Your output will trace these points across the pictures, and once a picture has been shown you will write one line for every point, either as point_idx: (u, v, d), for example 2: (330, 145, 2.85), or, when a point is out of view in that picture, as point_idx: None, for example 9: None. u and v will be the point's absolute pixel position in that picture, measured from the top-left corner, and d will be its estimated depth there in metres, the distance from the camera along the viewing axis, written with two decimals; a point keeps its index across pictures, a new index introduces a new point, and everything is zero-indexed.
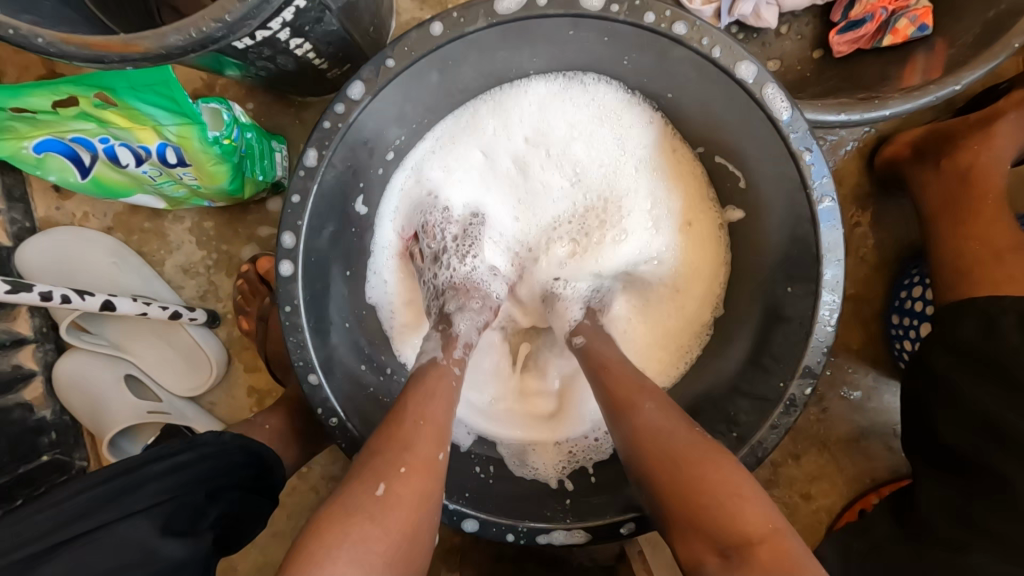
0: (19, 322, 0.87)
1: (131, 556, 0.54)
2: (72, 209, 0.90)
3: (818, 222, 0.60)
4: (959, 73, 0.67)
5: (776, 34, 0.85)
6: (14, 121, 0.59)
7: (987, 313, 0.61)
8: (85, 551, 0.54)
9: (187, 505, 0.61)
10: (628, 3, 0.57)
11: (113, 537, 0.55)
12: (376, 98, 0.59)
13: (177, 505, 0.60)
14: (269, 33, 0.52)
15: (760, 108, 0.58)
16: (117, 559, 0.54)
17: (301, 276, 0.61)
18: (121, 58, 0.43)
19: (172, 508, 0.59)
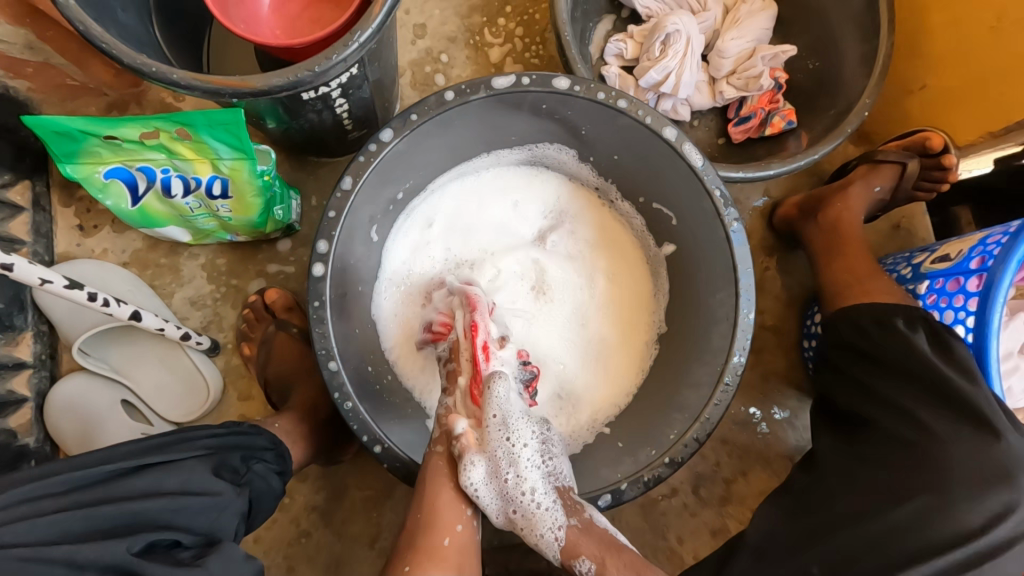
0: (21, 346, 0.91)
1: (189, 487, 0.59)
2: (92, 246, 0.99)
3: (732, 241, 0.80)
4: (816, 147, 0.94)
5: (690, 125, 1.13)
6: (98, 148, 0.72)
7: (852, 314, 0.82)
8: (151, 476, 0.58)
9: (229, 462, 0.66)
10: (587, 85, 0.79)
11: (171, 471, 0.59)
12: (400, 141, 0.76)
13: (219, 459, 0.65)
14: (328, 89, 0.70)
15: (683, 159, 0.80)
16: (174, 489, 0.58)
17: (329, 277, 0.73)
18: (234, 91, 0.59)
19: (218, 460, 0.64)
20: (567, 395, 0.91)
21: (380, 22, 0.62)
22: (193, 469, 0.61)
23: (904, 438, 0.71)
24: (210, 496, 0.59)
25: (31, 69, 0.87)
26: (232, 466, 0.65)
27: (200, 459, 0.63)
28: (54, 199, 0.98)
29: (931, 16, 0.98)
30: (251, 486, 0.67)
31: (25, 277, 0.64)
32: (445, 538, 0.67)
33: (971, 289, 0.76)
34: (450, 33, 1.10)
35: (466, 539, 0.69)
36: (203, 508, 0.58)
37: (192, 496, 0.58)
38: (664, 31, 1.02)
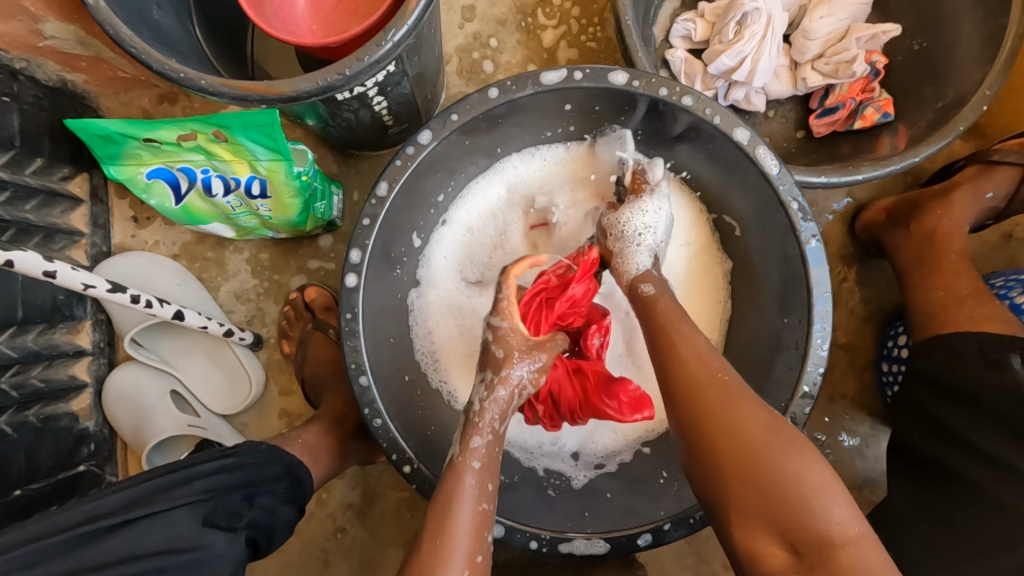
0: (81, 334, 0.95)
1: (176, 543, 0.59)
2: (145, 237, 1.01)
3: (809, 261, 0.70)
4: (919, 147, 0.81)
5: (764, 117, 1.00)
6: (139, 150, 0.71)
7: (951, 344, 0.72)
8: (130, 538, 0.58)
9: (223, 505, 0.65)
10: (647, 80, 0.70)
11: (158, 525, 0.60)
12: (438, 145, 0.71)
13: (218, 501, 0.65)
14: (363, 90, 0.66)
15: (756, 165, 0.70)
16: (166, 541, 0.59)
17: (362, 288, 0.70)
18: (261, 97, 0.55)
19: (214, 505, 0.64)
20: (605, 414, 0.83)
21: (415, 20, 0.57)
22: (178, 524, 0.60)
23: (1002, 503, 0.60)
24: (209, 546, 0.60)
25: (84, 63, 0.86)
26: (227, 511, 0.65)
27: (188, 509, 0.62)
28: (110, 190, 1.00)
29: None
30: (252, 524, 0.68)
31: (69, 283, 0.65)
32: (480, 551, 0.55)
33: None
34: (500, 16, 1.02)
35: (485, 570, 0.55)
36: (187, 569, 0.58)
37: (178, 553, 0.58)
38: (741, 10, 0.90)
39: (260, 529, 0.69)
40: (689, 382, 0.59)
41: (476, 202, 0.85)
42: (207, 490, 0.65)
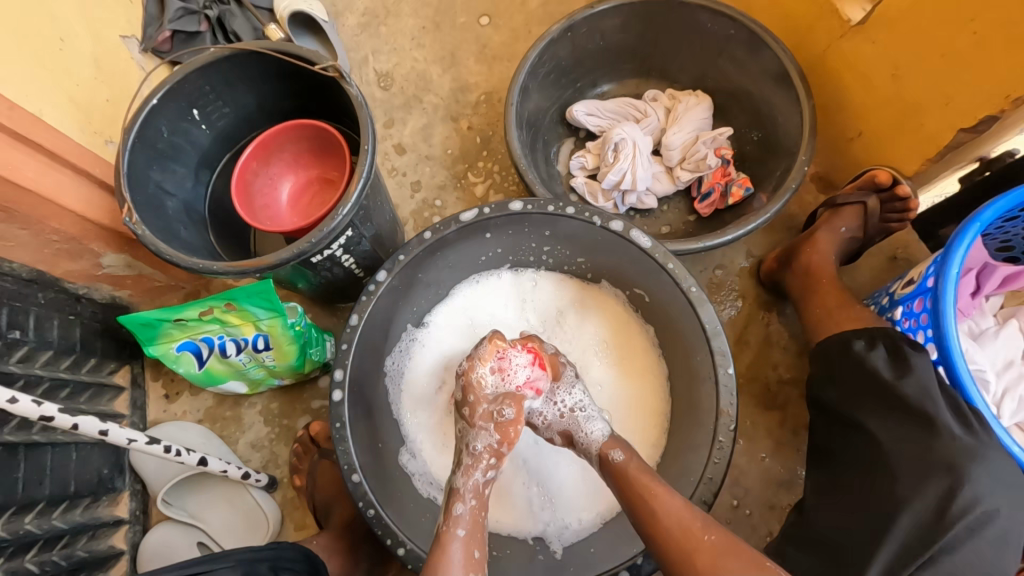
0: (120, 505, 1.08)
1: None
2: (176, 409, 1.19)
3: (696, 304, 0.87)
4: (764, 208, 1.04)
5: (660, 210, 1.25)
6: (171, 329, 0.94)
7: (823, 348, 0.86)
8: None
9: (257, 570, 0.75)
10: (537, 203, 0.94)
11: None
12: (393, 279, 0.93)
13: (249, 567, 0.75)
14: (332, 252, 0.90)
15: (634, 244, 0.91)
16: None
17: (346, 400, 0.86)
18: (255, 268, 0.80)
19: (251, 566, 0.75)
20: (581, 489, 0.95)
21: (357, 196, 0.83)
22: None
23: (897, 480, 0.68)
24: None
25: (130, 280, 1.13)
26: (260, 574, 0.75)
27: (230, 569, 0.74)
28: (147, 376, 1.22)
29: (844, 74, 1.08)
30: None
31: (117, 439, 0.82)
32: None
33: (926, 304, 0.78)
34: (440, 183, 1.33)
35: None
36: None
37: None
38: (612, 141, 1.19)
39: None
40: (669, 532, 0.70)
41: (438, 331, 1.07)
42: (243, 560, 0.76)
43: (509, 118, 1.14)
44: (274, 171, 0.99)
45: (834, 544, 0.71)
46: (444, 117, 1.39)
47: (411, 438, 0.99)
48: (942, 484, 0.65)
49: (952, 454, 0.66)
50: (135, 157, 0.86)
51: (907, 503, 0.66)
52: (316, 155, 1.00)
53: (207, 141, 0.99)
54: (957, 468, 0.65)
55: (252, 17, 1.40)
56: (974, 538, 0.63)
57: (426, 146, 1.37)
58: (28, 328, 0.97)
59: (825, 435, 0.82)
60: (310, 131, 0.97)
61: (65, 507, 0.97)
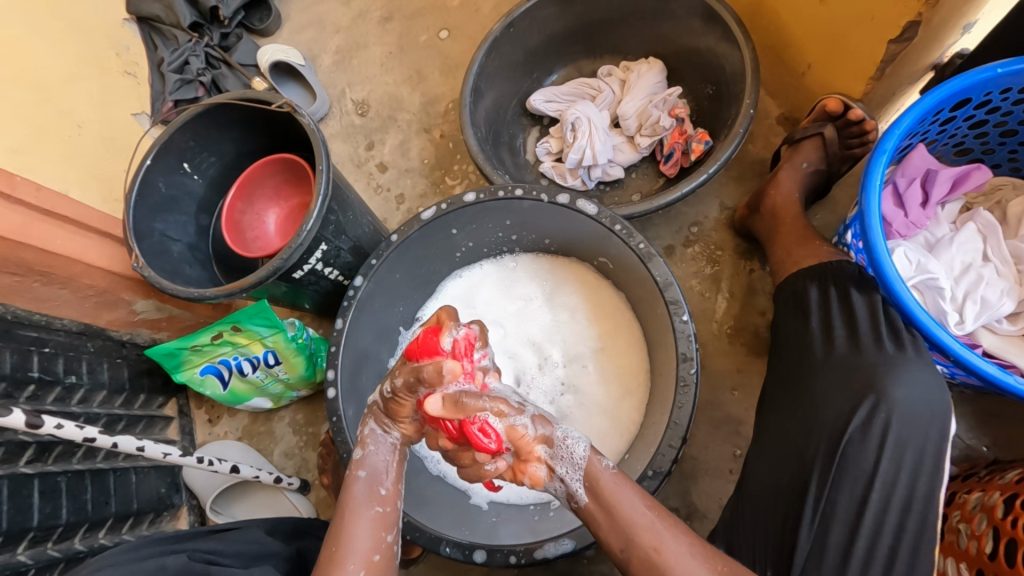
0: (180, 518, 1.22)
1: (249, 537, 0.74)
2: (218, 430, 1.34)
3: (646, 259, 0.90)
4: (718, 155, 1.05)
5: (629, 180, 1.28)
6: (191, 355, 1.07)
7: (779, 291, 0.88)
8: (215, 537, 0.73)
9: (281, 529, 0.80)
10: (489, 191, 1.00)
11: (233, 535, 0.75)
12: (369, 283, 1.01)
13: (275, 526, 0.80)
14: (311, 266, 1.00)
15: (580, 213, 0.96)
16: (239, 539, 0.73)
17: (340, 395, 0.95)
18: (241, 289, 0.92)
19: (273, 523, 0.80)
20: None
21: (317, 210, 0.93)
22: (247, 530, 0.76)
23: (839, 402, 0.72)
24: (264, 553, 0.73)
25: (164, 322, 1.29)
26: (282, 529, 0.80)
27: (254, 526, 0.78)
28: (192, 405, 1.37)
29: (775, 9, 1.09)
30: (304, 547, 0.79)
31: (153, 453, 0.94)
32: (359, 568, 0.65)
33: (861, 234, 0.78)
34: (421, 191, 1.43)
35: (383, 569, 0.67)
36: (253, 553, 0.72)
37: (247, 542, 0.73)
38: (569, 121, 1.24)
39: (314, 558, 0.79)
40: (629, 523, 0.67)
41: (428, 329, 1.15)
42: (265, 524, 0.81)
43: (464, 118, 1.21)
44: (260, 207, 1.12)
45: (767, 480, 0.75)
46: (418, 131, 1.48)
47: None
48: (862, 403, 0.71)
49: (874, 376, 0.71)
50: (138, 212, 1.00)
51: (825, 426, 0.72)
52: (294, 183, 1.12)
53: (202, 190, 1.13)
54: (876, 386, 0.70)
55: (240, 75, 1.56)
56: (881, 449, 0.69)
57: (405, 160, 1.46)
58: (83, 373, 1.14)
59: (769, 373, 0.84)
60: (283, 163, 1.10)
61: (131, 524, 1.12)
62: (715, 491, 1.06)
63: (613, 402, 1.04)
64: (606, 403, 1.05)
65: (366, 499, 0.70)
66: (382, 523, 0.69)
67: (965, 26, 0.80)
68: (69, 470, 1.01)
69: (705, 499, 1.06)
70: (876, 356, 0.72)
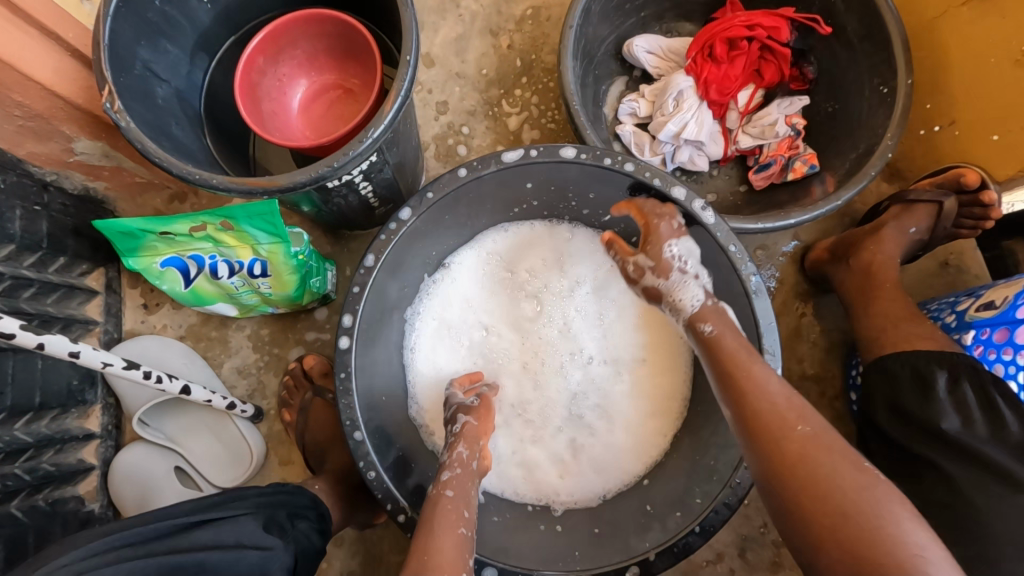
0: (91, 418, 1.00)
1: (246, 539, 0.67)
2: (154, 322, 1.09)
3: (752, 295, 0.78)
4: (840, 192, 0.92)
5: (709, 176, 1.14)
6: (155, 242, 0.82)
7: (885, 366, 0.82)
8: (209, 533, 0.66)
9: (274, 518, 0.73)
10: (593, 152, 0.81)
11: (227, 527, 0.67)
12: (417, 219, 0.81)
13: (267, 515, 0.73)
14: (351, 178, 0.77)
15: (694, 217, 0.80)
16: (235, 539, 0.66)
17: (354, 348, 0.77)
18: (264, 190, 0.68)
19: (266, 515, 0.73)
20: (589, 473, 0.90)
21: (391, 116, 0.70)
22: (243, 523, 0.68)
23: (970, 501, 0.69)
24: (266, 553, 0.67)
25: (106, 173, 0.98)
26: (277, 522, 0.73)
27: (249, 516, 0.70)
28: (123, 281, 1.09)
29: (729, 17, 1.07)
30: (297, 541, 0.74)
31: (90, 362, 0.71)
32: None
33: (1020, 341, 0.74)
34: (469, 107, 1.17)
35: None
36: (254, 560, 0.65)
37: (246, 547, 0.66)
38: (675, 88, 1.05)
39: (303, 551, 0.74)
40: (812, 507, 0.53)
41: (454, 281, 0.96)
42: (258, 505, 0.73)
43: (566, 44, 0.97)
44: (285, 72, 0.84)
45: None
46: (482, 30, 1.19)
47: (414, 388, 0.92)
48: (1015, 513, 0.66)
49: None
50: (118, 26, 0.69)
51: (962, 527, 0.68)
52: (337, 57, 0.85)
53: (207, 19, 0.82)
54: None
55: None
56: None
57: (458, 62, 1.19)
58: None
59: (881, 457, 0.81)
60: (330, 25, 0.81)
61: (28, 419, 0.88)
62: None
63: (639, 422, 0.93)
64: (631, 419, 0.94)
65: (449, 518, 0.63)
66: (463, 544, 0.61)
67: None
68: None
69: None
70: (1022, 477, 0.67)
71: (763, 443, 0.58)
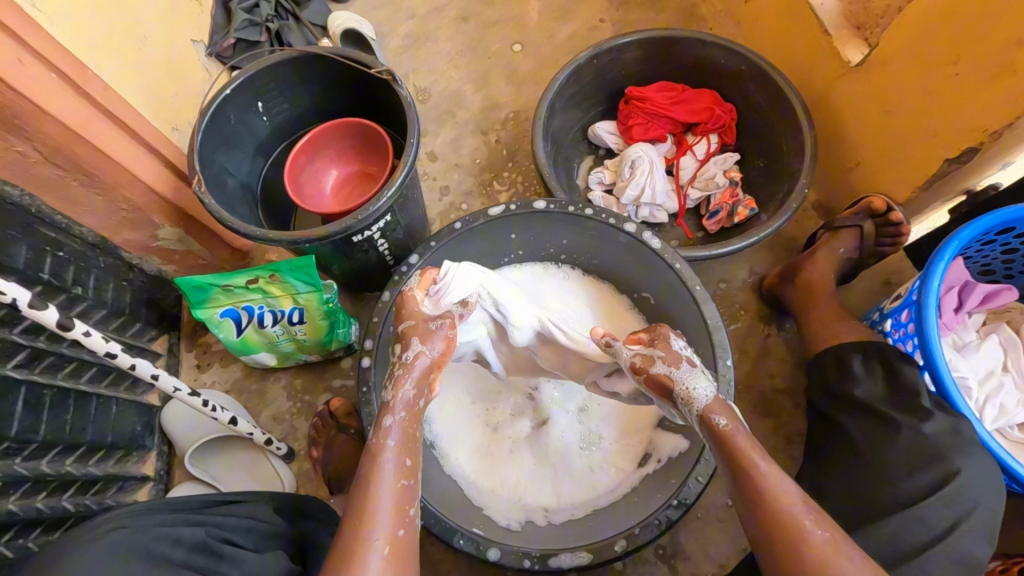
0: (147, 463, 1.14)
1: (258, 516, 0.78)
2: (205, 379, 1.27)
3: (699, 301, 0.95)
4: (771, 222, 1.11)
5: (669, 226, 1.35)
6: (218, 295, 1.03)
7: (819, 354, 0.93)
8: (228, 509, 0.78)
9: (285, 510, 0.85)
10: (559, 202, 1.02)
11: (244, 508, 0.80)
12: (423, 263, 1.02)
13: (276, 504, 0.85)
14: (371, 233, 0.99)
15: (645, 244, 1.00)
16: (247, 514, 0.79)
17: (374, 367, 0.94)
18: (305, 240, 0.90)
19: (279, 505, 0.84)
20: (579, 485, 0.99)
21: (400, 181, 0.93)
22: (258, 507, 0.80)
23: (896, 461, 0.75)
24: (274, 531, 0.78)
25: (179, 255, 1.23)
26: (287, 513, 0.84)
27: (263, 503, 0.83)
28: (182, 346, 1.30)
29: (651, 98, 1.34)
30: (304, 532, 0.84)
31: (165, 385, 0.89)
32: (401, 529, 0.65)
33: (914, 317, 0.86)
34: (467, 189, 1.44)
35: (407, 544, 0.64)
36: (262, 531, 0.76)
37: (259, 521, 0.77)
38: (629, 158, 1.30)
39: (310, 541, 0.84)
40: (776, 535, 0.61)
41: None
42: (272, 500, 0.86)
43: (536, 130, 1.24)
44: (320, 165, 1.10)
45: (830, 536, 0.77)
46: (474, 131, 1.50)
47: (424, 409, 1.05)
48: (934, 471, 0.72)
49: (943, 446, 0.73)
50: (204, 138, 0.97)
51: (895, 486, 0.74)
52: (358, 152, 1.12)
53: (265, 132, 1.11)
54: (947, 456, 0.72)
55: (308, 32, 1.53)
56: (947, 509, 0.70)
57: (457, 155, 1.47)
58: (89, 288, 1.07)
59: (815, 437, 0.88)
60: (355, 130, 1.09)
61: (100, 456, 1.04)
62: (702, 534, 1.09)
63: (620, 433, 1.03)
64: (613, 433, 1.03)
65: (389, 472, 0.67)
66: (405, 495, 0.67)
67: (1004, 164, 0.95)
68: (55, 384, 0.93)
69: (691, 541, 1.09)
70: (932, 426, 0.75)
71: (751, 511, 0.64)
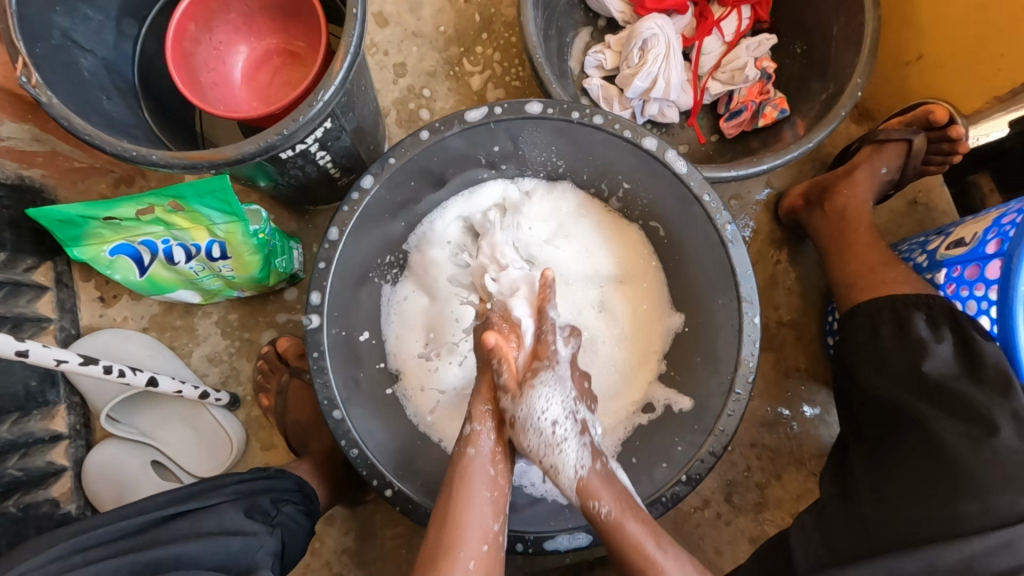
0: (56, 419, 0.95)
1: (224, 527, 0.66)
2: (113, 314, 1.03)
3: (728, 243, 0.77)
4: (811, 134, 0.91)
5: (679, 126, 1.11)
6: (103, 229, 0.79)
7: (865, 307, 0.82)
8: (187, 523, 0.65)
9: (256, 504, 0.72)
10: (559, 106, 0.77)
11: (207, 515, 0.67)
12: (381, 187, 0.77)
13: (249, 503, 0.71)
14: (305, 146, 0.73)
15: (666, 168, 0.78)
16: (214, 528, 0.65)
17: (325, 326, 0.74)
18: (210, 163, 0.63)
19: (248, 503, 0.71)
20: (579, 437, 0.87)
21: (341, 76, 0.65)
22: (226, 512, 0.67)
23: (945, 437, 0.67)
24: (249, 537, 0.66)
25: (41, 158, 0.91)
26: (260, 508, 0.71)
27: (230, 504, 0.69)
28: (75, 274, 1.03)
29: None
30: (281, 527, 0.73)
31: (42, 360, 0.67)
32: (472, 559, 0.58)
33: (990, 276, 0.72)
34: (429, 68, 1.11)
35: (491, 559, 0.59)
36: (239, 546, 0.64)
37: (230, 534, 0.65)
38: (640, 37, 1.00)
39: (290, 536, 0.74)
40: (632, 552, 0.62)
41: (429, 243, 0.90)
42: (239, 492, 0.72)
43: None
44: (221, 39, 0.78)
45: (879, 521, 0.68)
46: None
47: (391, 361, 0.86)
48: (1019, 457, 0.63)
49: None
50: None
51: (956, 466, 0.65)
52: (276, 18, 0.79)
53: None
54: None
55: None
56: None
57: (414, 20, 1.12)
58: None
59: (854, 396, 0.81)
60: None
61: None
62: None
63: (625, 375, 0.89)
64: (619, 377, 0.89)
65: (476, 483, 0.63)
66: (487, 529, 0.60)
67: None
68: None
69: None
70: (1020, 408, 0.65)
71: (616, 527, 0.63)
